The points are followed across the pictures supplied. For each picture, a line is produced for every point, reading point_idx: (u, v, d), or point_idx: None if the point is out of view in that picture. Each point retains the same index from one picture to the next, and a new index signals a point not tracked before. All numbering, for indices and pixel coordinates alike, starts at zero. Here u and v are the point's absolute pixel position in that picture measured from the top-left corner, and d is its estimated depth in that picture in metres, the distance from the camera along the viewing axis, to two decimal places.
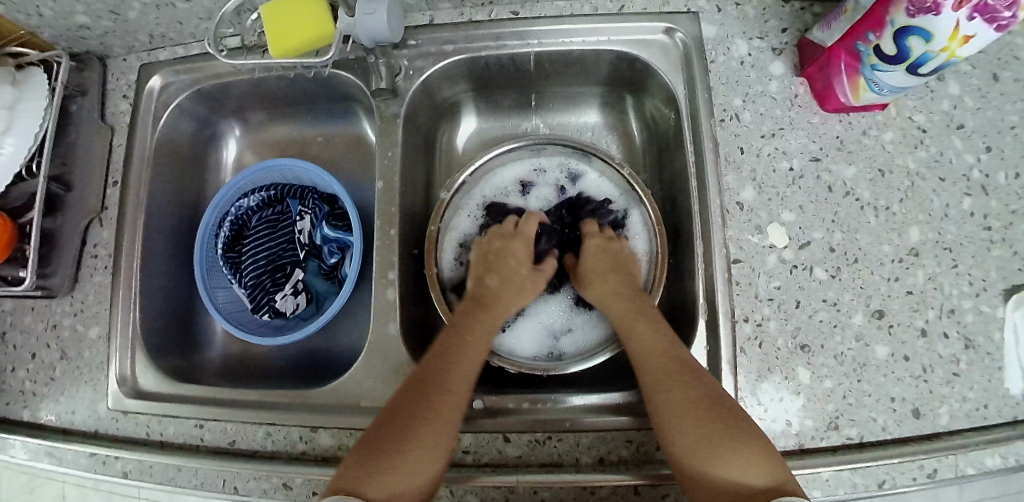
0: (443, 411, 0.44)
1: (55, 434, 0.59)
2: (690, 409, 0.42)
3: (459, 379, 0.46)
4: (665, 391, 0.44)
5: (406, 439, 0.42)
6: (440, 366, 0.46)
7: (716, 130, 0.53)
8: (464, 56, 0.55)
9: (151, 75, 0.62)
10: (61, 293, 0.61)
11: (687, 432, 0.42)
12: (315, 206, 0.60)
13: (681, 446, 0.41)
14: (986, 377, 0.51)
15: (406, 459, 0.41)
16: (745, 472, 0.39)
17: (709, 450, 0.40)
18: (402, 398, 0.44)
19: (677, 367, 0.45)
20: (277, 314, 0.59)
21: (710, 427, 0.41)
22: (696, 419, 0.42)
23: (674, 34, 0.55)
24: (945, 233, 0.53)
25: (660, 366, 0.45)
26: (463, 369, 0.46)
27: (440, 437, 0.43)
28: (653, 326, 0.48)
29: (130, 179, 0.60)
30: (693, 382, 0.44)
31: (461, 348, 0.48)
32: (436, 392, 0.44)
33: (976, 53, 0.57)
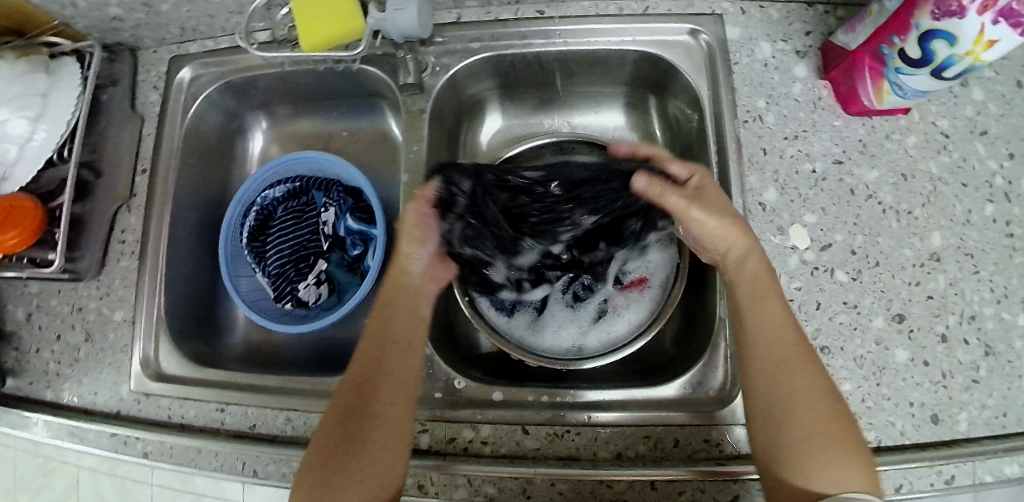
0: (381, 414, 0.42)
1: (78, 414, 0.60)
2: (828, 411, 0.39)
3: (386, 379, 0.43)
4: (803, 388, 0.40)
5: (349, 448, 0.40)
6: (372, 373, 0.44)
7: (740, 131, 0.53)
8: (490, 53, 0.56)
9: (181, 67, 0.63)
10: (88, 277, 0.62)
11: (808, 433, 0.38)
12: (340, 199, 0.61)
13: (794, 451, 0.38)
14: (1007, 384, 0.51)
15: (363, 467, 0.40)
16: (855, 481, 0.37)
17: (818, 458, 0.38)
18: (343, 402, 0.43)
19: (807, 362, 0.41)
20: (300, 303, 0.60)
21: (831, 429, 0.39)
22: (827, 420, 0.39)
23: (699, 36, 0.56)
24: (966, 239, 0.53)
25: (793, 358, 0.41)
26: (390, 372, 0.44)
27: (391, 439, 0.41)
28: (779, 312, 0.43)
29: (159, 167, 0.62)
30: (818, 380, 0.41)
31: (388, 344, 0.45)
32: (371, 393, 0.43)
33: (1000, 60, 0.57)
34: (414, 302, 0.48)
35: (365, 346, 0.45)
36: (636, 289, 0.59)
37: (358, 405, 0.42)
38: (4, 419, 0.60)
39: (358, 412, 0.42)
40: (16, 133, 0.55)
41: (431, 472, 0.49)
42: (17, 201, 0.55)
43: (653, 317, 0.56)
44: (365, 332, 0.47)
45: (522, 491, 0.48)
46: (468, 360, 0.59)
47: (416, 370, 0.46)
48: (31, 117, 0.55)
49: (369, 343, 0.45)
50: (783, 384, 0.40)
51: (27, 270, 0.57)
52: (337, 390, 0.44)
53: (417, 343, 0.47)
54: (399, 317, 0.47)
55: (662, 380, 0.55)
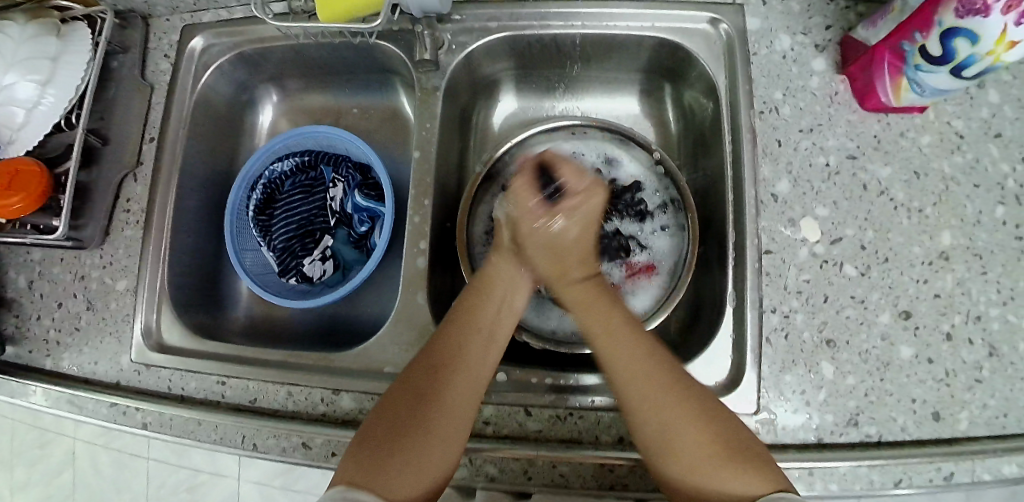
0: (447, 409, 0.42)
1: (76, 383, 0.59)
2: (682, 422, 0.40)
3: (461, 370, 0.44)
4: (646, 399, 0.41)
5: (414, 429, 0.41)
6: (454, 359, 0.44)
7: (755, 122, 0.53)
8: (507, 33, 0.56)
9: (193, 36, 0.62)
10: (92, 245, 0.61)
11: (687, 442, 0.40)
12: (348, 175, 0.61)
13: (677, 449, 0.40)
14: (1009, 385, 0.51)
15: (418, 453, 0.40)
16: (742, 486, 0.37)
17: (704, 470, 0.39)
18: (409, 385, 0.43)
19: (650, 378, 0.42)
20: (304, 278, 0.60)
21: (722, 445, 0.39)
22: (676, 430, 0.40)
23: (719, 25, 0.55)
24: (975, 240, 0.53)
25: (637, 371, 0.43)
26: (472, 363, 0.45)
27: (451, 432, 0.42)
28: (625, 322, 0.45)
29: (167, 136, 0.61)
30: (666, 386, 0.42)
31: (470, 337, 0.46)
32: (448, 381, 0.43)
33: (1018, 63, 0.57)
34: (499, 305, 0.48)
35: (439, 339, 0.45)
36: (645, 277, 0.58)
37: (432, 390, 0.43)
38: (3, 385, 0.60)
39: (429, 397, 0.42)
40: (25, 97, 0.54)
41: None
42: (22, 163, 0.54)
43: (660, 304, 0.56)
44: (450, 319, 0.48)
45: (524, 473, 0.48)
46: None
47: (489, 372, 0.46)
48: (40, 81, 0.55)
49: (453, 333, 0.46)
50: (652, 396, 0.41)
51: (31, 235, 0.57)
52: (408, 370, 0.45)
53: (501, 340, 0.48)
54: (483, 319, 0.47)
55: None
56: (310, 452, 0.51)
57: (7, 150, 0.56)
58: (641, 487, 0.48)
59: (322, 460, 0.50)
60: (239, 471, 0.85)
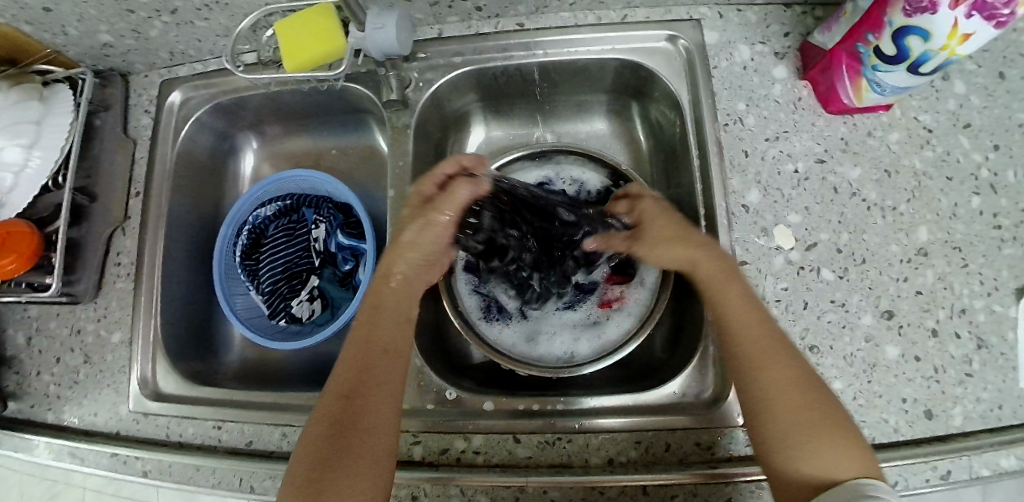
0: (369, 426, 0.42)
1: (78, 435, 0.61)
2: (803, 395, 0.40)
3: (371, 383, 0.43)
4: (779, 370, 0.41)
5: (339, 457, 0.40)
6: (359, 380, 0.43)
7: (721, 134, 0.54)
8: (471, 67, 0.57)
9: (171, 91, 0.64)
10: (85, 300, 0.63)
11: (805, 410, 0.40)
12: (330, 215, 0.62)
13: (785, 428, 0.40)
14: (1000, 376, 0.50)
15: (349, 477, 0.39)
16: (834, 466, 0.37)
17: (808, 442, 0.39)
18: (321, 421, 0.42)
19: (767, 350, 0.42)
20: (293, 319, 0.61)
21: (814, 413, 0.40)
22: (782, 400, 0.40)
23: (678, 42, 0.56)
24: (954, 233, 0.53)
25: (757, 344, 0.43)
26: (380, 373, 0.44)
27: (376, 452, 0.41)
28: (750, 302, 0.44)
29: (152, 189, 0.63)
30: (783, 364, 0.42)
31: (373, 354, 0.45)
32: (363, 396, 0.43)
33: (981, 52, 0.57)
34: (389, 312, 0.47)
35: (343, 366, 0.44)
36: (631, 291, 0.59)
37: (347, 413, 0.42)
38: (8, 441, 0.61)
39: (345, 418, 0.41)
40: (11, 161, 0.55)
41: (424, 484, 0.50)
42: (11, 226, 0.55)
43: (643, 321, 0.56)
44: (353, 333, 0.47)
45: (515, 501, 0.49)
46: (459, 370, 0.59)
47: (403, 373, 0.46)
48: (25, 145, 0.56)
49: (354, 358, 0.44)
50: (761, 375, 0.42)
51: (25, 295, 0.58)
52: (320, 397, 0.44)
53: (406, 343, 0.47)
54: (383, 338, 0.46)
55: (651, 384, 0.55)
56: None
57: None
58: None
59: None
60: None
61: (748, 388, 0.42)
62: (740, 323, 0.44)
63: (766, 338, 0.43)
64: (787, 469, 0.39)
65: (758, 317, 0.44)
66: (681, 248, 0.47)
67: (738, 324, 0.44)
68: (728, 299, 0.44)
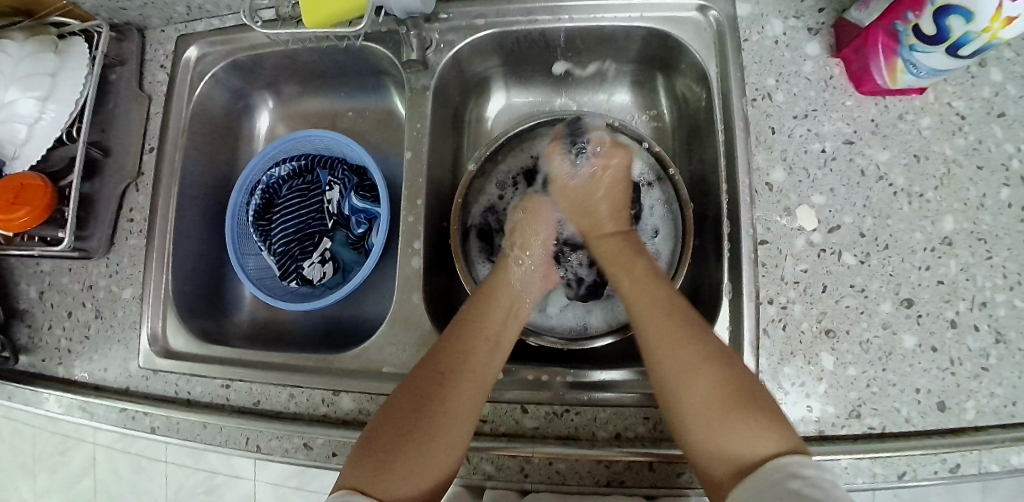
0: (452, 415, 0.43)
1: (88, 389, 0.61)
2: (704, 378, 0.42)
3: (466, 371, 0.46)
4: (678, 348, 0.43)
5: (418, 434, 0.42)
6: (458, 366, 0.46)
7: (747, 111, 0.52)
8: (495, 30, 0.56)
9: (186, 47, 0.64)
10: (98, 255, 0.63)
11: (684, 382, 0.42)
12: (344, 177, 0.62)
13: (696, 405, 0.41)
14: (1016, 372, 0.49)
15: (425, 457, 0.41)
16: (753, 442, 0.38)
17: (711, 423, 0.40)
18: (412, 390, 0.44)
19: (677, 332, 0.44)
20: (305, 281, 0.61)
21: (725, 398, 0.41)
22: (712, 375, 0.42)
23: (708, 13, 0.55)
24: (980, 224, 0.51)
25: (664, 325, 0.45)
26: (473, 368, 0.46)
27: (450, 441, 0.42)
28: (650, 281, 0.49)
29: (166, 146, 0.62)
30: (693, 346, 0.43)
31: (473, 343, 0.48)
32: (452, 383, 0.45)
33: (1023, 38, 0.55)
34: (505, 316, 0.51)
35: (442, 349, 0.47)
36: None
37: (437, 395, 0.44)
38: (18, 392, 0.62)
39: (437, 399, 0.44)
40: (26, 112, 0.55)
41: None
42: (25, 177, 0.55)
43: None
44: (456, 324, 0.49)
45: (520, 469, 0.49)
46: None
47: (490, 373, 0.47)
48: (40, 97, 0.55)
49: (453, 343, 0.47)
50: (664, 358, 0.44)
51: (38, 247, 0.58)
52: (416, 372, 0.47)
53: (502, 343, 0.49)
54: (477, 335, 0.48)
55: None
56: (312, 452, 0.52)
57: (11, 165, 0.57)
58: (637, 483, 0.48)
59: (323, 460, 0.51)
60: (251, 474, 0.87)
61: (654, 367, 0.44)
62: (644, 296, 0.48)
63: (669, 324, 0.45)
64: (715, 442, 0.40)
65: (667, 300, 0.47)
66: (612, 188, 0.56)
67: (639, 300, 0.48)
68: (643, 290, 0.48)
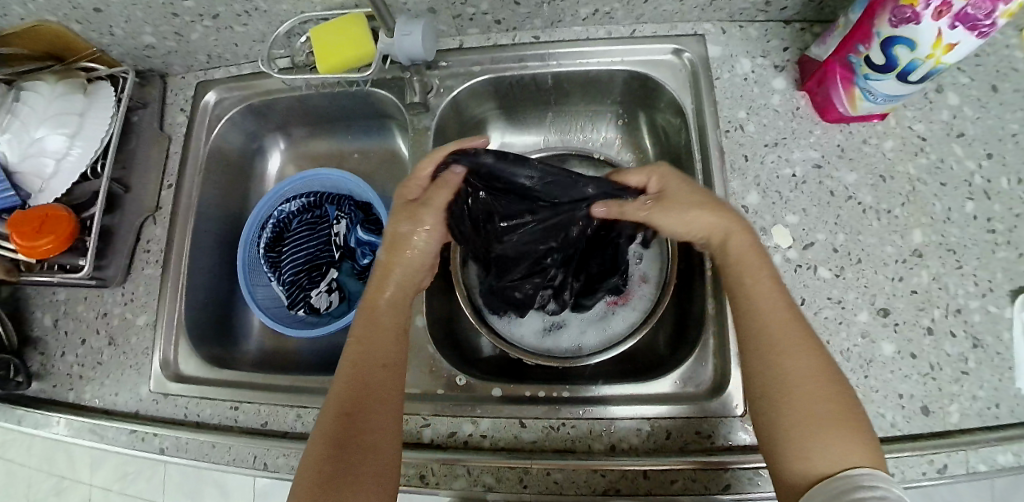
0: (371, 441, 0.42)
1: (98, 413, 0.63)
2: (804, 378, 0.41)
3: (371, 391, 0.45)
4: (790, 348, 0.42)
5: (345, 469, 0.41)
6: (358, 393, 0.44)
7: (722, 140, 0.57)
8: (491, 75, 0.61)
9: (207, 91, 0.69)
10: (113, 283, 0.66)
11: (789, 389, 0.41)
12: (351, 212, 0.65)
13: (791, 408, 0.40)
14: (996, 375, 0.52)
15: (354, 488, 0.40)
16: (839, 454, 0.37)
17: (814, 428, 0.38)
18: (324, 436, 0.42)
19: (803, 340, 0.42)
20: (312, 310, 0.64)
21: (827, 402, 0.40)
22: (816, 379, 0.41)
23: (683, 55, 0.60)
24: (948, 236, 0.55)
25: (777, 340, 0.42)
26: (381, 385, 0.45)
27: (380, 462, 0.42)
28: (772, 283, 0.45)
29: (183, 185, 0.67)
30: (805, 355, 0.42)
31: (369, 364, 0.46)
32: (363, 409, 0.44)
33: (975, 66, 0.60)
34: (390, 325, 0.49)
35: (340, 380, 0.45)
36: (637, 286, 0.63)
37: (350, 429, 0.42)
38: (28, 418, 0.63)
39: (352, 431, 0.42)
40: (54, 149, 0.60)
41: (432, 464, 0.51)
42: (51, 208, 0.59)
43: (647, 314, 0.59)
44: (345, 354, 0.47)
45: (519, 481, 0.50)
46: (470, 362, 0.61)
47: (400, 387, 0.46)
48: (69, 134, 0.60)
49: (345, 371, 0.45)
50: (780, 361, 0.42)
51: (59, 275, 0.61)
52: (320, 414, 0.44)
53: (401, 354, 0.48)
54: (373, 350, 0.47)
55: (653, 376, 0.57)
56: None
57: (37, 199, 0.61)
58: (633, 491, 0.49)
59: None
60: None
61: (767, 370, 0.42)
62: (760, 301, 0.44)
63: (788, 323, 0.43)
64: (786, 457, 0.39)
65: (783, 304, 0.44)
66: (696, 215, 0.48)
67: (766, 306, 0.44)
68: (757, 306, 0.44)
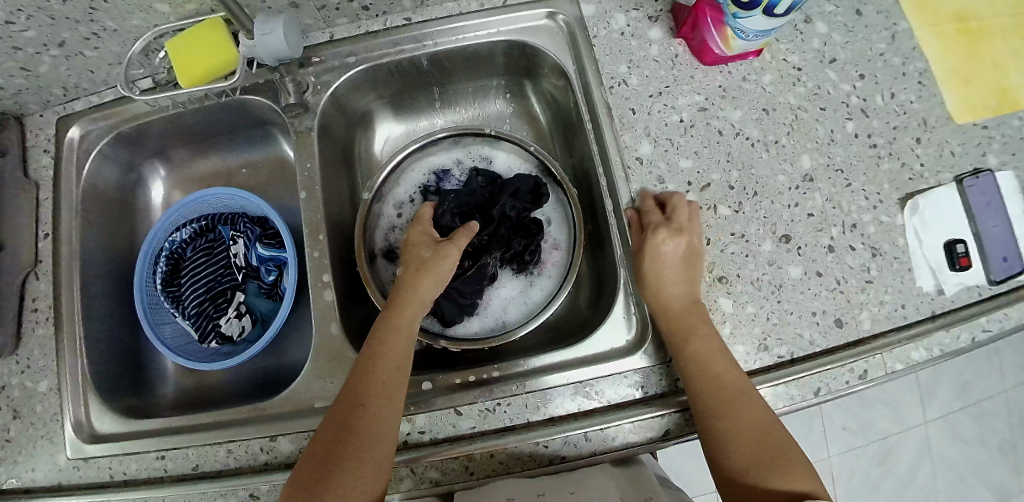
0: (372, 437, 0.43)
1: (17, 495, 0.58)
2: (736, 425, 0.44)
3: (378, 389, 0.46)
4: (732, 409, 0.45)
5: (345, 461, 0.42)
6: (368, 390, 0.46)
7: (607, 97, 0.57)
8: (366, 65, 0.59)
9: (69, 126, 0.63)
10: (5, 353, 0.60)
11: (736, 446, 0.44)
12: (247, 229, 0.63)
13: (742, 463, 0.43)
14: (898, 278, 0.55)
15: (350, 483, 0.41)
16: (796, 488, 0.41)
17: (766, 475, 0.42)
18: (331, 427, 0.44)
19: (743, 390, 0.46)
20: (224, 338, 0.61)
21: (764, 453, 0.43)
22: (750, 425, 0.44)
23: (557, 17, 0.59)
24: (834, 157, 0.57)
25: (744, 416, 0.45)
26: (388, 384, 0.46)
27: (377, 460, 0.43)
28: (712, 342, 0.48)
29: (60, 232, 0.62)
30: (741, 408, 0.45)
31: (383, 364, 0.47)
32: (366, 406, 0.45)
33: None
34: (408, 333, 0.50)
35: (353, 375, 0.47)
36: (549, 253, 0.63)
37: (353, 422, 0.44)
38: None
39: (354, 425, 0.44)
40: None
41: None
42: None
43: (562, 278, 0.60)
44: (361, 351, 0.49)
45: (465, 469, 0.50)
46: None
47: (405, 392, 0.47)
48: None
49: (362, 368, 0.47)
50: (727, 421, 0.45)
51: None
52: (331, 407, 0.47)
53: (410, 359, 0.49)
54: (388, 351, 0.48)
55: (578, 338, 0.57)
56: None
57: None
58: (578, 455, 0.50)
59: None
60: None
61: (711, 433, 0.45)
62: (708, 359, 0.47)
63: (725, 381, 0.46)
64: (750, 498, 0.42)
65: (721, 355, 0.47)
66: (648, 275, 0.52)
67: (715, 356, 0.47)
68: (704, 362, 0.47)
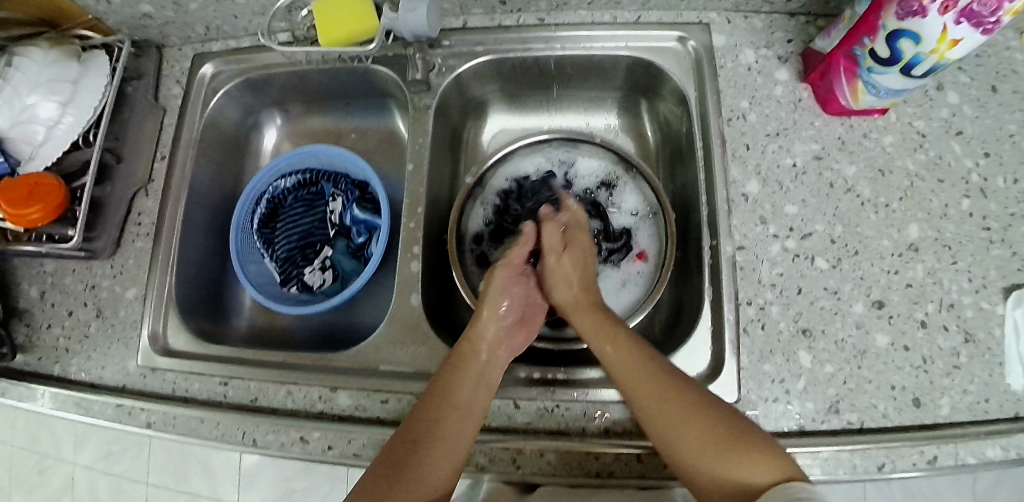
0: (448, 438, 0.46)
1: (82, 386, 0.61)
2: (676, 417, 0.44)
3: (456, 410, 0.47)
4: (666, 403, 0.45)
5: (421, 451, 0.44)
6: (450, 397, 0.48)
7: (723, 129, 0.58)
8: (491, 56, 0.63)
9: (203, 63, 0.68)
10: (103, 256, 0.64)
11: (685, 444, 0.44)
12: (347, 190, 0.68)
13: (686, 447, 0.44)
14: (987, 370, 0.51)
15: (424, 472, 0.44)
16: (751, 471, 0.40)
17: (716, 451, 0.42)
18: (416, 418, 0.47)
19: (681, 406, 0.45)
20: (305, 287, 0.66)
21: (720, 436, 0.43)
22: (702, 432, 0.43)
23: (687, 43, 0.61)
24: (944, 232, 0.55)
25: (688, 431, 0.44)
26: (468, 396, 0.48)
27: (449, 460, 0.45)
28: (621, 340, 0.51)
29: (177, 156, 0.66)
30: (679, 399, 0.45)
31: (467, 380, 0.49)
32: (445, 412, 0.47)
33: (975, 66, 0.60)
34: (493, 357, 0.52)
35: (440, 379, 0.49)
36: (631, 263, 0.64)
37: (435, 421, 0.46)
38: (12, 391, 0.62)
39: (436, 424, 0.46)
40: (46, 116, 0.57)
41: None
42: (40, 177, 0.56)
43: (651, 288, 0.61)
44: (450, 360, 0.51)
45: (512, 462, 0.50)
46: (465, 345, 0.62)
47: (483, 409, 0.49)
48: (60, 102, 0.57)
49: (448, 376, 0.49)
50: (658, 416, 0.45)
51: (46, 244, 0.59)
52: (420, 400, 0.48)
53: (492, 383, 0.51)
54: (465, 376, 0.49)
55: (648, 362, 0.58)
56: (308, 447, 0.53)
57: (24, 165, 0.59)
58: (626, 474, 0.49)
59: (319, 453, 0.52)
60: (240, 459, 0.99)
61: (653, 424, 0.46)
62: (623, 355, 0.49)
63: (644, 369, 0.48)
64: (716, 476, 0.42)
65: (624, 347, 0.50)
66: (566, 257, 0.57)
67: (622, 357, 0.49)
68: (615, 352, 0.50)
